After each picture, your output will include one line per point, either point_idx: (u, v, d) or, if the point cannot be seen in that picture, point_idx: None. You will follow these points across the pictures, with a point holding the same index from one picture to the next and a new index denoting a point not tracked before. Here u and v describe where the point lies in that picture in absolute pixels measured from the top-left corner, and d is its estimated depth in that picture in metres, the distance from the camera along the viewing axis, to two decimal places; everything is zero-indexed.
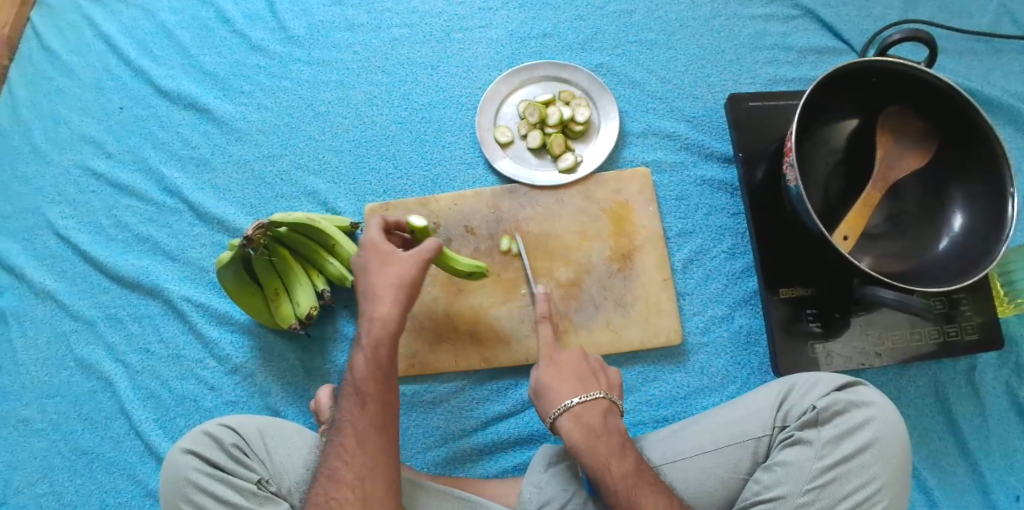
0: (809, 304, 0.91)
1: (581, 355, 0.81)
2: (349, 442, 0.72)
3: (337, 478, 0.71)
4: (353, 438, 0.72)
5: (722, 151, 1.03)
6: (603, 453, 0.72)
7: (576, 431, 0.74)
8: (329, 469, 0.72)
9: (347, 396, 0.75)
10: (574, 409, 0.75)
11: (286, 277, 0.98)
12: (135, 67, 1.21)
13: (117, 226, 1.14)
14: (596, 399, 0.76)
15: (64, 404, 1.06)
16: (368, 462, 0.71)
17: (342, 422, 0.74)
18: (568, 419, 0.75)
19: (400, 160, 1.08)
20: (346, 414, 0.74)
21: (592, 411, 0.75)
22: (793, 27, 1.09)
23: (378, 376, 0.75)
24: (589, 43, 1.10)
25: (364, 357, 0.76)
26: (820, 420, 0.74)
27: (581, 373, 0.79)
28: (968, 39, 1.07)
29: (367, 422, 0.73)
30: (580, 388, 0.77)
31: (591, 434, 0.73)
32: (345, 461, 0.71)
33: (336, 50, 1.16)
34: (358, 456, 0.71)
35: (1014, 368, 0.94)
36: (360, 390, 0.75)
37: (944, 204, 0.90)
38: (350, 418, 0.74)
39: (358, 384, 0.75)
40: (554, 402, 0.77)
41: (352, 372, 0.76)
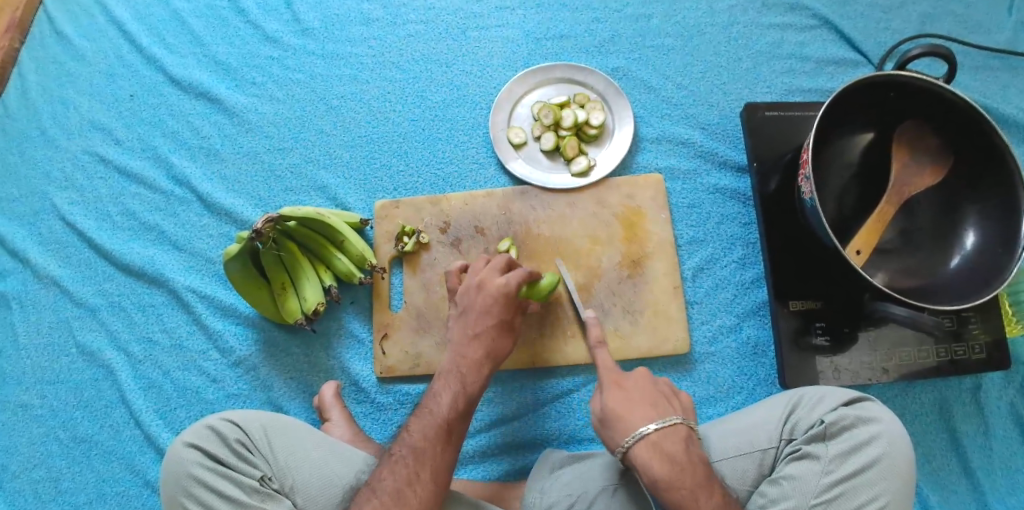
0: (819, 317, 0.90)
1: (648, 376, 0.78)
2: (424, 471, 0.73)
3: (404, 505, 0.70)
4: (429, 468, 0.73)
5: (736, 159, 1.03)
6: (689, 486, 0.70)
7: (658, 462, 0.71)
8: (395, 492, 0.71)
9: (432, 423, 0.76)
10: (652, 437, 0.72)
11: (293, 272, 0.97)
12: (147, 54, 1.20)
13: (124, 214, 1.13)
14: (674, 425, 0.73)
15: (65, 391, 1.06)
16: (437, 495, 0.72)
17: (419, 449, 0.74)
18: (644, 448, 0.72)
19: (411, 157, 1.08)
20: (426, 442, 0.75)
21: (673, 440, 0.72)
22: (811, 37, 1.09)
23: (463, 413, 0.78)
24: (605, 46, 1.10)
25: (454, 393, 0.79)
26: (827, 434, 0.74)
27: (650, 396, 0.76)
28: (984, 56, 1.07)
29: (448, 454, 0.75)
30: (655, 413, 0.74)
31: (675, 466, 0.70)
32: (415, 488, 0.72)
33: (351, 43, 1.15)
34: (428, 485, 0.72)
35: (1018, 387, 0.94)
36: (448, 426, 0.76)
37: (957, 221, 0.90)
38: (429, 446, 0.74)
39: (445, 414, 0.77)
40: (626, 428, 0.73)
41: (439, 404, 0.78)
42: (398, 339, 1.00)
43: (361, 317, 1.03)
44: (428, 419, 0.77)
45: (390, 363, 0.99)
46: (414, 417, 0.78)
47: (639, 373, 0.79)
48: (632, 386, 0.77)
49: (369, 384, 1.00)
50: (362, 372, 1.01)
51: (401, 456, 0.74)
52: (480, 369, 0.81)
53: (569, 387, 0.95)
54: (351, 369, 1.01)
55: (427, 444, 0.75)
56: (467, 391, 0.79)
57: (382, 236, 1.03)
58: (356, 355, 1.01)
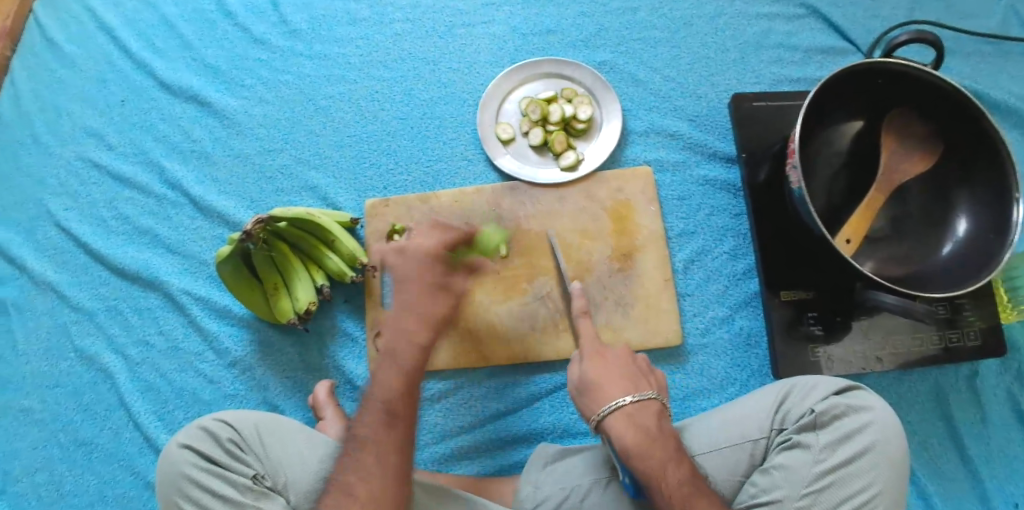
0: (811, 307, 0.90)
1: (627, 354, 0.81)
2: (374, 462, 0.70)
3: (353, 497, 0.68)
4: (376, 457, 0.71)
5: (726, 151, 1.02)
6: (659, 457, 0.70)
7: (631, 432, 0.72)
8: (343, 484, 0.70)
9: (375, 411, 0.74)
10: (626, 408, 0.74)
11: (285, 273, 0.98)
12: (137, 59, 1.21)
13: (118, 218, 1.14)
14: (648, 399, 0.75)
15: (64, 396, 1.07)
16: (395, 481, 0.70)
17: (365, 437, 0.72)
18: (618, 419, 0.73)
19: (401, 156, 1.08)
20: (370, 430, 0.72)
21: (646, 414, 0.74)
22: (799, 27, 1.08)
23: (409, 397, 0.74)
24: (593, 40, 1.10)
25: (398, 375, 0.75)
26: (818, 423, 0.74)
27: (628, 371, 0.78)
28: (974, 41, 1.06)
29: (397, 441, 0.72)
30: (631, 387, 0.76)
31: (647, 437, 0.72)
32: (363, 479, 0.69)
33: (338, 44, 1.15)
34: (381, 474, 0.70)
35: (1015, 375, 0.94)
36: (389, 408, 0.73)
37: (948, 208, 0.89)
38: (377, 435, 0.72)
39: (387, 398, 0.74)
40: (603, 399, 0.75)
41: (382, 389, 0.74)
42: None
43: (355, 316, 1.03)
44: (370, 406, 0.74)
45: None
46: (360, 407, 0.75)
47: (620, 349, 0.81)
48: (612, 359, 0.79)
49: (364, 383, 1.00)
50: (357, 371, 1.01)
51: (351, 448, 0.72)
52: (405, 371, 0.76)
53: (563, 381, 0.96)
54: (345, 367, 1.01)
55: (375, 431, 0.72)
56: (405, 369, 0.76)
57: (373, 235, 1.03)
58: (350, 354, 1.02)
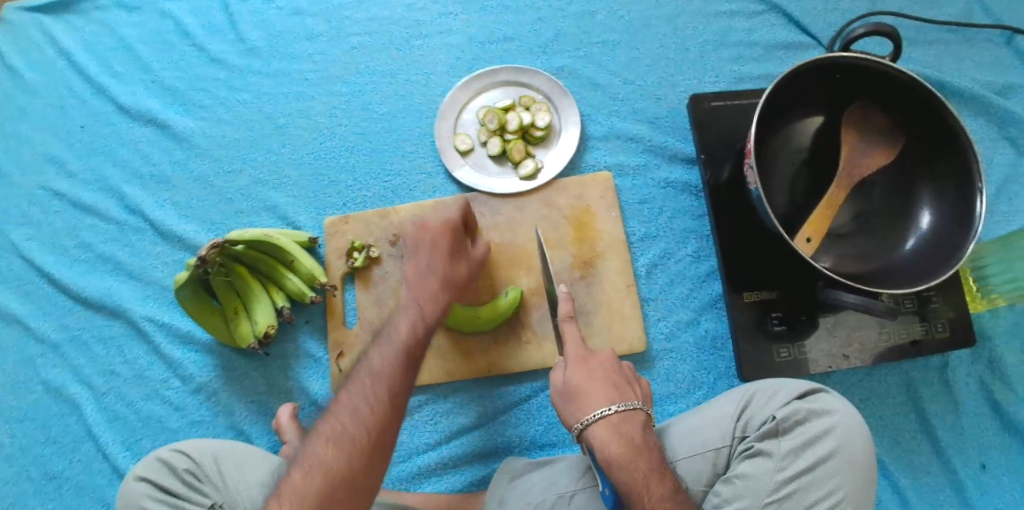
0: (774, 307, 0.89)
1: (612, 360, 0.80)
2: (380, 389, 0.70)
3: (358, 420, 0.68)
4: (386, 386, 0.70)
5: (686, 152, 1.01)
6: (641, 469, 0.70)
7: (616, 443, 0.71)
8: (350, 407, 0.69)
9: (392, 346, 0.73)
10: (610, 417, 0.73)
11: (245, 295, 0.96)
12: (96, 84, 1.20)
13: (80, 246, 1.13)
14: (633, 410, 0.74)
15: (32, 429, 1.05)
16: (390, 416, 0.69)
17: (379, 367, 0.72)
18: (602, 428, 0.73)
19: (359, 171, 1.06)
20: (387, 361, 0.72)
21: (631, 424, 0.73)
22: (758, 23, 1.07)
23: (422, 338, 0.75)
24: (550, 46, 1.08)
25: (417, 317, 0.77)
26: (780, 430, 0.72)
27: (613, 380, 0.78)
28: (936, 29, 1.04)
29: (405, 376, 0.72)
30: (617, 396, 0.76)
31: (631, 448, 0.71)
32: (369, 403, 0.69)
33: (295, 60, 1.14)
34: (384, 403, 0.69)
35: (987, 364, 0.92)
36: (410, 348, 0.74)
37: (911, 202, 0.88)
38: (389, 366, 0.72)
39: (408, 339, 0.74)
40: (586, 408, 0.75)
41: (403, 326, 0.75)
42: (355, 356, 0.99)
43: (318, 335, 1.02)
44: (391, 341, 0.74)
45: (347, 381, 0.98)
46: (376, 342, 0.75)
47: (606, 353, 0.80)
48: (597, 365, 0.78)
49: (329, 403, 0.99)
50: (322, 391, 1.00)
51: (360, 376, 0.71)
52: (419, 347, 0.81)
53: (529, 393, 0.94)
54: (310, 388, 1.00)
55: (388, 366, 0.72)
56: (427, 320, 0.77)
57: (333, 252, 1.01)
58: (315, 373, 1.00)
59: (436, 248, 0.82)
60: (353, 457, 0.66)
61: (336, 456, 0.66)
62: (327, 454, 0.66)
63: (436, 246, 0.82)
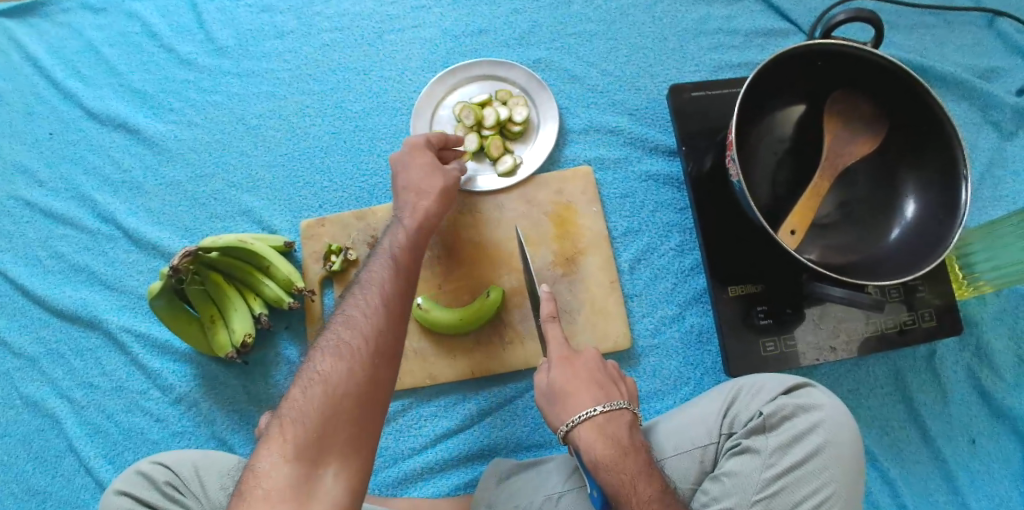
0: (760, 300, 0.87)
1: (597, 359, 0.78)
2: (374, 295, 0.68)
3: (355, 328, 0.66)
4: (379, 293, 0.69)
5: (667, 143, 0.99)
6: (629, 471, 0.69)
7: (603, 444, 0.70)
8: (346, 317, 0.67)
9: (382, 262, 0.73)
10: (596, 418, 0.72)
11: (222, 303, 0.94)
12: (62, 89, 1.17)
13: (53, 257, 1.10)
14: (619, 410, 0.73)
15: (11, 445, 1.03)
16: (391, 323, 0.67)
17: (370, 278, 0.71)
18: (588, 429, 0.71)
19: (335, 172, 1.04)
20: (378, 272, 0.71)
21: (618, 425, 0.72)
22: (737, 10, 1.05)
23: (413, 253, 0.76)
24: (526, 38, 1.06)
25: (406, 235, 0.78)
26: (766, 426, 0.71)
27: (598, 380, 0.76)
28: (917, 13, 1.02)
29: (398, 285, 0.71)
30: (602, 396, 0.74)
31: (619, 449, 0.70)
32: (364, 309, 0.67)
33: (266, 59, 1.11)
34: (379, 307, 0.67)
35: (974, 351, 0.91)
36: (400, 263, 0.73)
37: (896, 191, 0.86)
38: (381, 277, 0.71)
39: (402, 257, 0.74)
40: (572, 409, 0.73)
41: (392, 245, 0.76)
42: None
43: (299, 341, 1.00)
44: (381, 259, 0.73)
45: None
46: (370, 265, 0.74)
47: (590, 351, 0.78)
48: (581, 364, 0.77)
49: None
50: None
51: (354, 290, 0.70)
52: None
53: (514, 394, 0.93)
54: None
55: (385, 281, 0.70)
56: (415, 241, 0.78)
57: (310, 256, 0.99)
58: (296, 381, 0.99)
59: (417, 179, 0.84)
60: (357, 364, 0.63)
61: (338, 364, 0.62)
62: (329, 365, 0.63)
63: (424, 178, 0.84)
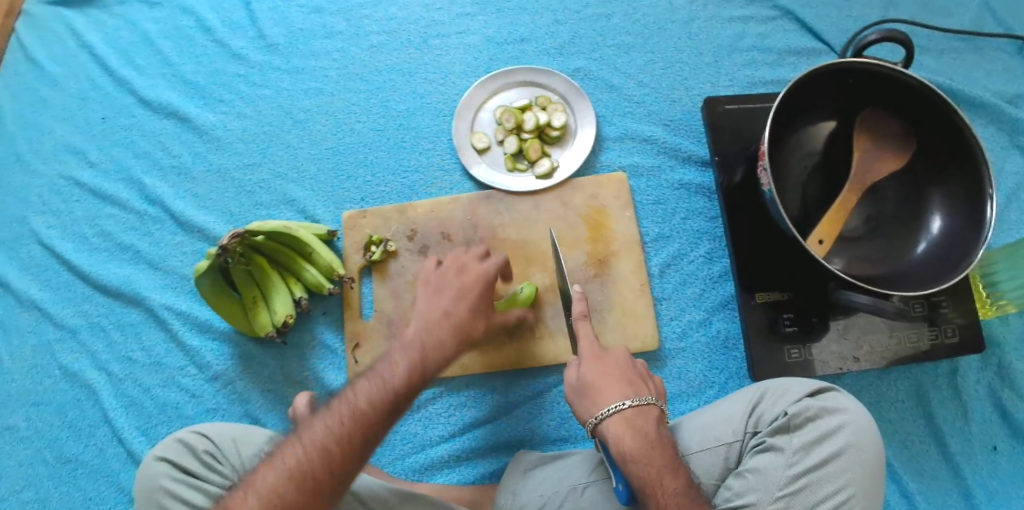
0: (785, 308, 0.90)
1: (626, 358, 0.81)
2: (356, 432, 0.67)
3: (326, 462, 0.65)
4: (360, 429, 0.68)
5: (700, 154, 1.03)
6: (656, 464, 0.70)
7: (630, 437, 0.72)
8: (321, 442, 0.66)
9: (378, 388, 0.71)
10: (625, 412, 0.74)
11: (264, 286, 0.99)
12: (117, 77, 1.23)
13: (99, 234, 1.15)
14: (648, 405, 0.75)
15: (49, 413, 1.07)
16: (358, 461, 0.67)
17: (359, 406, 0.69)
18: (617, 422, 0.74)
19: (377, 167, 1.08)
20: (368, 404, 0.69)
21: (646, 419, 0.74)
22: (772, 28, 1.08)
23: (408, 389, 0.73)
24: (566, 48, 1.10)
25: (407, 365, 0.74)
26: (791, 425, 0.73)
27: (627, 377, 0.79)
28: (948, 38, 1.05)
29: (381, 423, 0.69)
30: (631, 392, 0.77)
31: (646, 443, 0.72)
32: (340, 446, 0.66)
33: (315, 57, 1.16)
34: (356, 447, 0.67)
35: (996, 370, 0.93)
36: (394, 395, 0.71)
37: (923, 207, 0.89)
38: (370, 408, 0.69)
39: (397, 382, 0.72)
40: (602, 403, 0.76)
41: (391, 372, 0.73)
42: (371, 348, 1.00)
43: (335, 328, 1.03)
44: (378, 385, 0.71)
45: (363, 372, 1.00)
46: (364, 377, 0.73)
47: (620, 351, 0.81)
48: (611, 362, 0.80)
49: None
50: (338, 382, 1.01)
51: (339, 410, 0.69)
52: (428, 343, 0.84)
53: (542, 389, 0.96)
54: (325, 379, 1.01)
55: (371, 408, 0.69)
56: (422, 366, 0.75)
57: (351, 247, 1.03)
58: (330, 366, 1.02)
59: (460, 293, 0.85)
60: (310, 496, 0.63)
61: (286, 491, 0.63)
62: (277, 487, 0.63)
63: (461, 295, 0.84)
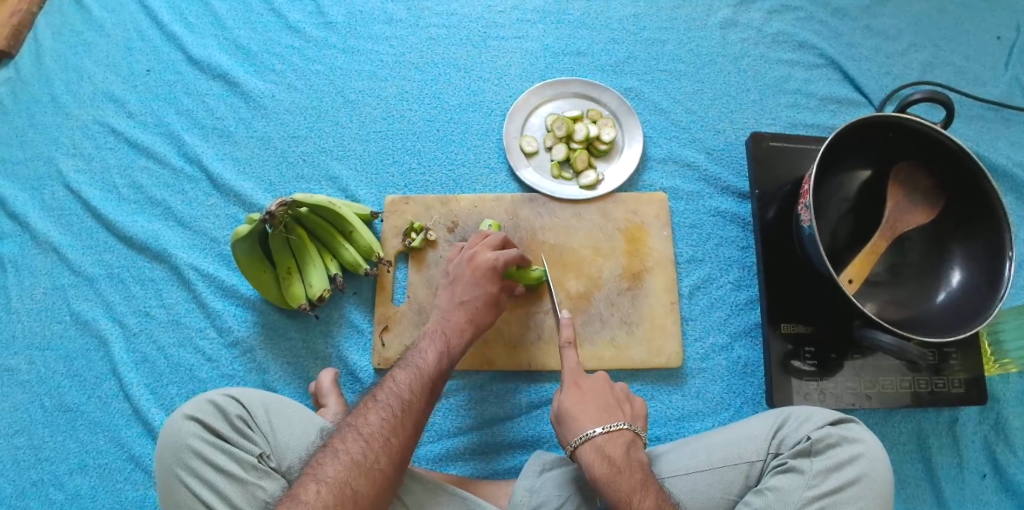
0: (807, 341, 0.94)
1: (605, 383, 0.84)
2: (408, 421, 0.75)
3: (388, 452, 0.71)
4: (411, 418, 0.75)
5: (738, 186, 1.06)
6: (624, 488, 0.72)
7: (599, 463, 0.75)
8: (378, 432, 0.73)
9: (418, 379, 0.79)
10: (596, 439, 0.77)
11: (301, 258, 0.99)
12: (167, 32, 1.22)
13: (130, 186, 1.14)
14: (618, 430, 0.78)
15: (54, 359, 1.05)
16: (411, 446, 0.74)
17: (404, 397, 0.77)
18: (589, 449, 0.77)
19: (424, 156, 1.10)
20: (413, 395, 0.77)
21: (615, 444, 0.76)
22: (817, 75, 1.14)
23: (440, 375, 0.82)
24: (620, 66, 1.14)
25: (438, 351, 0.83)
26: (813, 450, 0.76)
27: (603, 401, 0.81)
28: (979, 106, 1.12)
29: (423, 407, 0.78)
30: (603, 418, 0.79)
31: (614, 468, 0.74)
32: (397, 434, 0.73)
33: (372, 41, 1.18)
34: (409, 432, 0.74)
35: (993, 424, 0.97)
36: (431, 385, 0.80)
37: (946, 259, 0.93)
38: (414, 398, 0.77)
39: (432, 372, 0.81)
40: (577, 429, 0.79)
41: (423, 357, 0.82)
42: (399, 332, 1.01)
43: (363, 308, 1.04)
44: (414, 372, 0.80)
45: (388, 356, 1.00)
46: (399, 369, 0.81)
47: (597, 377, 0.84)
48: (589, 390, 0.82)
49: (365, 375, 1.00)
50: (360, 362, 1.01)
51: (387, 401, 0.76)
52: (464, 332, 0.87)
53: None
54: (348, 358, 1.01)
55: (414, 398, 0.77)
56: (450, 354, 0.84)
57: (390, 230, 1.05)
58: (355, 345, 1.02)
59: (478, 291, 0.89)
60: (381, 487, 0.70)
61: (357, 482, 0.68)
62: (347, 480, 0.68)
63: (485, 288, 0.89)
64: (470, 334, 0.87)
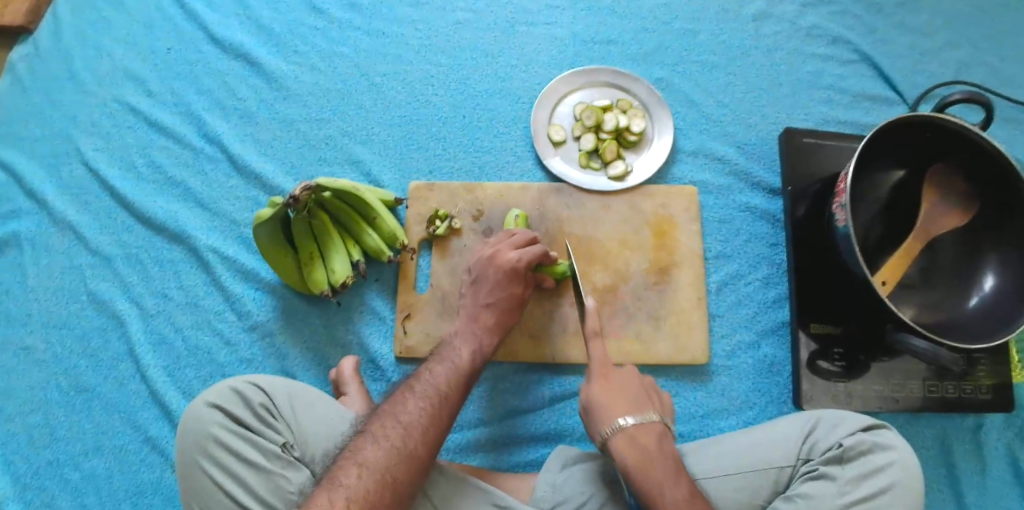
0: (836, 342, 0.93)
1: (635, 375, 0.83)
2: (445, 410, 0.74)
3: (427, 442, 0.70)
4: (447, 412, 0.75)
5: (769, 182, 1.04)
6: (656, 478, 0.72)
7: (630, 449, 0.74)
8: (416, 420, 0.72)
9: (455, 371, 0.79)
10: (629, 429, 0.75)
11: (323, 243, 0.97)
12: (188, 10, 1.20)
13: (149, 166, 1.12)
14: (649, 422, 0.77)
15: (70, 339, 1.04)
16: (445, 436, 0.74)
17: (441, 389, 0.76)
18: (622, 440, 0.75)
19: (448, 142, 1.08)
20: (449, 387, 0.77)
21: (648, 433, 0.76)
22: (851, 71, 1.12)
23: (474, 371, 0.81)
24: (650, 56, 1.12)
25: (473, 349, 0.83)
26: (844, 457, 0.75)
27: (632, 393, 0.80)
28: (1016, 108, 1.09)
29: (457, 398, 0.77)
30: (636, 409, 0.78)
31: (646, 455, 0.74)
32: (438, 427, 0.72)
33: (397, 23, 1.15)
34: (444, 424, 0.74)
35: (1018, 431, 0.97)
36: (466, 378, 0.80)
37: (980, 263, 0.92)
38: (451, 392, 0.77)
39: (466, 367, 0.80)
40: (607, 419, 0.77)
41: (459, 352, 0.82)
42: (421, 321, 0.99)
43: (385, 295, 1.02)
44: (449, 366, 0.79)
45: (410, 344, 0.99)
46: (435, 363, 0.80)
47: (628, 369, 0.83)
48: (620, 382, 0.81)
49: (386, 363, 0.99)
50: (381, 350, 1.00)
51: (427, 390, 0.75)
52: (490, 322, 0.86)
53: None
54: (369, 345, 1.00)
55: (451, 391, 0.77)
56: (483, 351, 0.84)
57: (414, 217, 1.03)
58: (376, 332, 1.01)
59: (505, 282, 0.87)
60: (418, 477, 0.69)
61: (396, 469, 0.67)
62: (387, 466, 0.67)
63: (511, 279, 0.87)
64: (496, 324, 0.86)
